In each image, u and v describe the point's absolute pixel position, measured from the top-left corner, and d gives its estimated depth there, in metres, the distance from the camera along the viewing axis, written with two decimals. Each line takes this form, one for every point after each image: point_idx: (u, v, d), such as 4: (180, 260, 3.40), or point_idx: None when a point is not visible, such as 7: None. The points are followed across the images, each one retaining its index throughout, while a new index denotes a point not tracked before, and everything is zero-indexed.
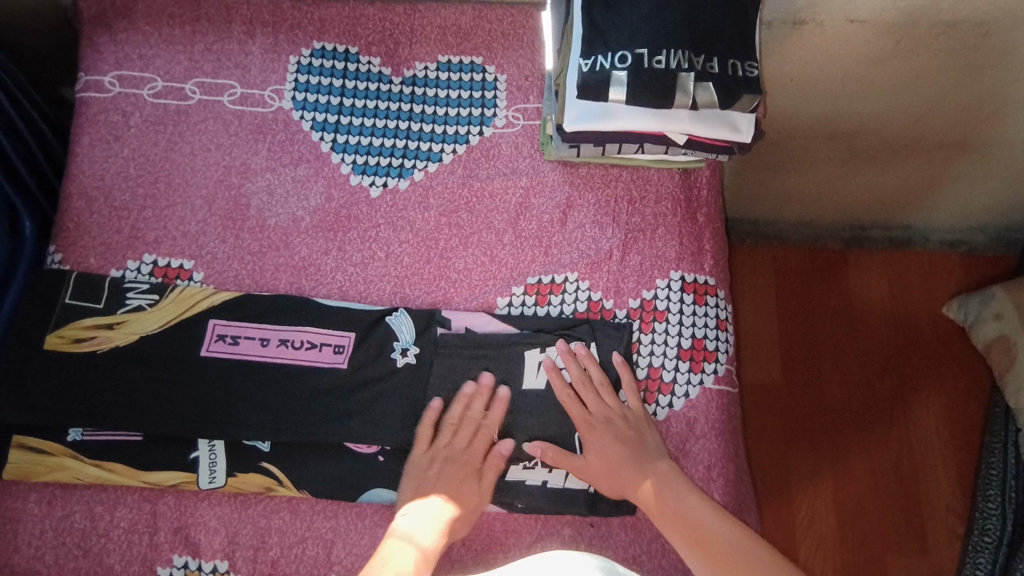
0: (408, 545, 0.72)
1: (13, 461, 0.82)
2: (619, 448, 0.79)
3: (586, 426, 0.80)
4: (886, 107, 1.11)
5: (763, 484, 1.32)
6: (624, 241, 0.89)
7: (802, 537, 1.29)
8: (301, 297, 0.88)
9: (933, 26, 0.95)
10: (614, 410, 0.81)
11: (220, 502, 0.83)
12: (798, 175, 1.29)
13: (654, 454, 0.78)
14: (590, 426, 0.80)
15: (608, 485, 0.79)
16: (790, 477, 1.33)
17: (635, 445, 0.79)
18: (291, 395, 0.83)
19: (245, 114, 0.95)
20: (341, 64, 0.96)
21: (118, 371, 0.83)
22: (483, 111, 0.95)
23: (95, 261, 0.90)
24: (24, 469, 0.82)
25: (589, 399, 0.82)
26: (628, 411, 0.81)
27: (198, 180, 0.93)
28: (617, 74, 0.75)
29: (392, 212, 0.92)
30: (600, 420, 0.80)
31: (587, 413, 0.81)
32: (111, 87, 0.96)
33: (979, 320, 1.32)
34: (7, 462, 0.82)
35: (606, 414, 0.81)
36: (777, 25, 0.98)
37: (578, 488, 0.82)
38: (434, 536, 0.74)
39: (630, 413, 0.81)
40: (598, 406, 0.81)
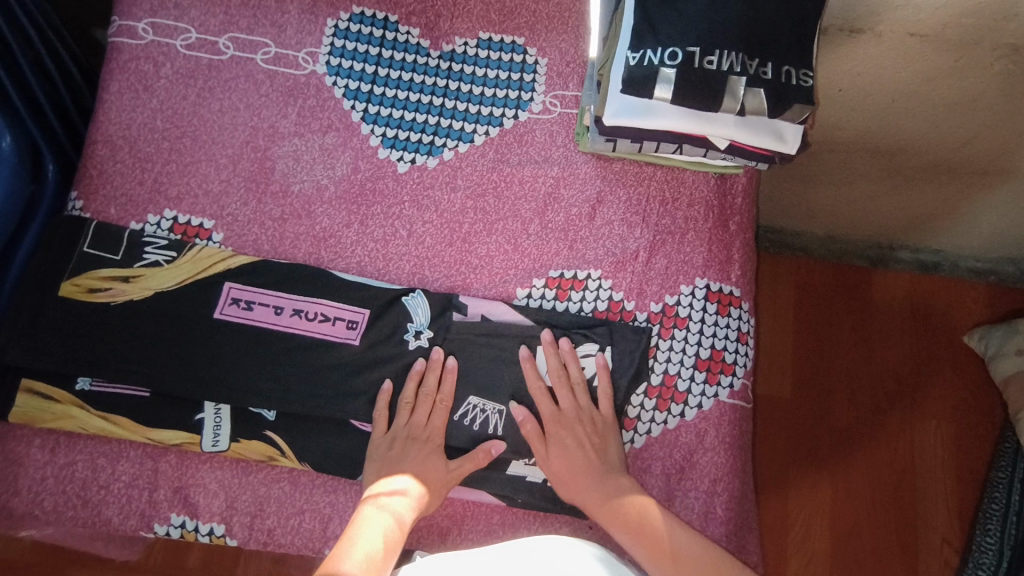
0: (384, 516, 0.73)
1: (20, 405, 0.82)
2: (580, 451, 0.78)
3: (552, 424, 0.80)
4: (934, 128, 1.07)
5: (761, 497, 1.31)
6: (652, 242, 0.87)
7: (794, 552, 1.28)
8: (318, 268, 0.87)
9: (996, 48, 0.91)
10: (583, 411, 0.81)
11: (221, 466, 0.83)
12: (833, 188, 1.26)
13: (615, 467, 0.78)
14: (557, 422, 0.80)
15: (567, 489, 0.79)
16: (789, 492, 1.32)
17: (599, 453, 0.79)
18: (300, 367, 0.82)
19: (277, 75, 0.93)
20: (379, 32, 0.94)
21: (130, 326, 0.83)
22: (520, 94, 0.92)
23: (116, 212, 0.89)
24: (30, 414, 0.82)
25: (561, 396, 0.81)
26: (597, 416, 0.81)
27: (225, 139, 0.91)
28: (665, 71, 0.72)
29: (418, 190, 0.90)
30: (568, 420, 0.80)
31: (558, 410, 0.81)
32: (144, 35, 0.93)
33: (1000, 354, 1.29)
34: (14, 405, 0.82)
35: (574, 414, 0.80)
36: (832, 32, 0.94)
37: None
38: (408, 508, 0.74)
39: (599, 418, 0.80)
40: (569, 403, 0.81)
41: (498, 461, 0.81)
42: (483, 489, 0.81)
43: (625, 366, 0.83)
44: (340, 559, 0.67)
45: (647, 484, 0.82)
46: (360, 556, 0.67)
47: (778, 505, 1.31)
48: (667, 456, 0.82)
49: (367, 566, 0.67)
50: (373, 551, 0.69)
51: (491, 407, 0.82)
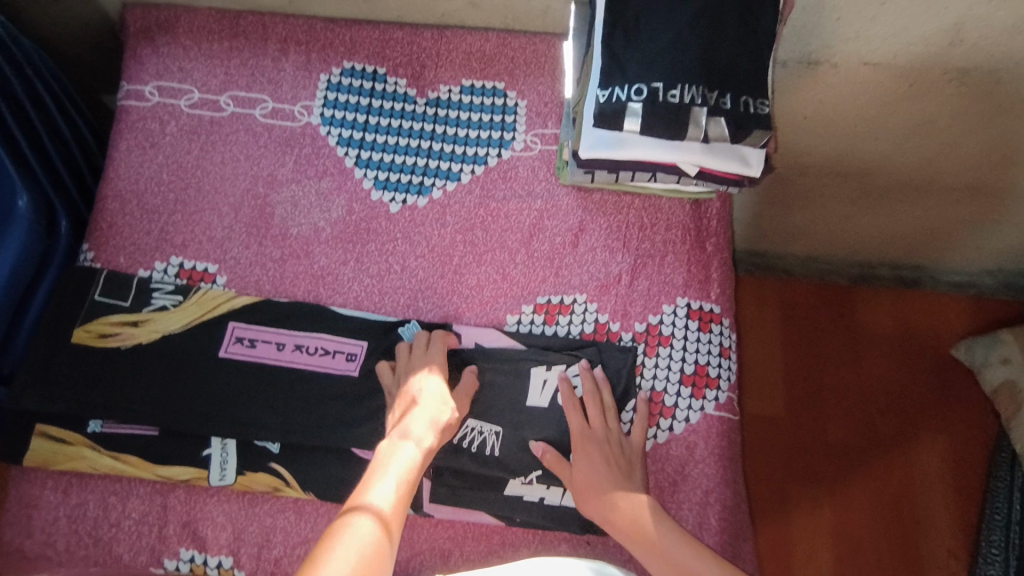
0: (410, 441, 0.75)
1: (34, 448, 0.85)
2: (606, 467, 0.80)
3: (579, 440, 0.82)
4: (897, 149, 1.13)
5: (755, 513, 1.33)
6: (633, 266, 0.92)
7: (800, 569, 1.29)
8: (318, 305, 0.91)
9: (946, 72, 0.97)
10: (613, 435, 0.83)
11: (227, 499, 0.85)
12: (810, 211, 1.32)
13: (636, 485, 0.80)
14: (583, 440, 0.82)
15: (581, 499, 0.80)
16: (789, 509, 1.33)
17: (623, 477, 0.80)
18: (303, 399, 0.86)
19: (275, 128, 1.00)
20: (369, 84, 1.01)
21: (139, 367, 0.87)
22: (503, 134, 0.99)
23: (125, 260, 0.94)
24: (44, 457, 0.85)
25: (593, 416, 0.84)
26: (626, 442, 0.83)
27: (227, 188, 0.97)
28: (632, 105, 0.78)
29: (410, 227, 0.95)
30: (596, 437, 0.82)
31: (588, 429, 0.83)
32: (151, 97, 1.00)
33: (987, 364, 1.32)
34: (29, 449, 0.85)
35: (603, 434, 0.82)
36: (791, 65, 1.01)
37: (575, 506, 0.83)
38: (431, 430, 0.77)
39: (626, 445, 0.83)
40: (599, 425, 0.83)
41: (496, 482, 0.84)
42: (482, 508, 0.83)
43: (613, 382, 0.87)
44: (370, 491, 0.71)
45: None
46: (388, 488, 0.71)
47: (779, 521, 1.32)
48: (660, 469, 0.85)
49: (394, 496, 0.71)
50: (400, 480, 0.72)
51: (489, 429, 0.85)
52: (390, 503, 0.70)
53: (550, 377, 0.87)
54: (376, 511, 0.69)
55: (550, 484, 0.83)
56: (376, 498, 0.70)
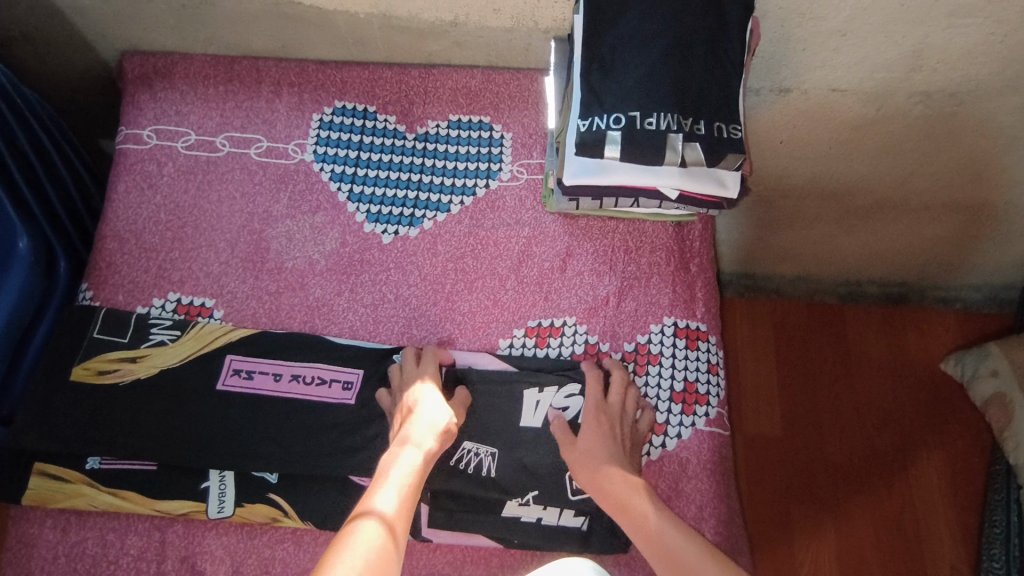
0: (411, 448, 0.76)
1: (33, 487, 0.85)
2: (617, 441, 0.82)
3: (596, 409, 0.84)
4: (872, 170, 1.17)
5: (757, 534, 1.32)
6: (620, 288, 0.95)
7: None
8: (314, 335, 0.93)
9: (910, 95, 1.02)
10: (626, 414, 0.86)
11: (226, 532, 0.86)
12: (792, 232, 1.36)
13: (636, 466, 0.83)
14: (600, 411, 0.84)
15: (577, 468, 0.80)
16: (792, 530, 1.33)
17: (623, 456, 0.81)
18: (299, 429, 0.87)
19: (269, 166, 1.03)
20: (360, 121, 1.05)
21: (138, 401, 0.88)
22: (490, 165, 1.03)
23: (124, 298, 0.96)
24: (43, 495, 0.85)
25: (613, 393, 0.86)
26: (634, 425, 0.86)
27: (223, 225, 1.00)
28: (612, 133, 0.82)
29: (402, 257, 0.98)
30: (612, 412, 0.85)
31: (606, 402, 0.85)
32: (149, 140, 1.04)
33: (976, 376, 1.34)
34: (28, 488, 0.85)
35: (619, 410, 0.85)
36: (764, 92, 1.06)
37: (572, 525, 0.84)
38: (430, 437, 0.78)
39: (635, 428, 0.86)
40: (617, 401, 0.86)
41: (493, 505, 0.85)
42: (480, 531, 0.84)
43: None
44: (374, 498, 0.71)
45: None
46: (391, 494, 0.72)
47: (782, 542, 1.32)
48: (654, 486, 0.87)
49: (398, 502, 0.71)
50: (402, 486, 0.73)
51: (485, 451, 0.85)
52: (394, 509, 0.70)
53: (543, 398, 0.88)
54: (381, 517, 0.69)
55: (547, 505, 0.84)
56: (380, 505, 0.70)
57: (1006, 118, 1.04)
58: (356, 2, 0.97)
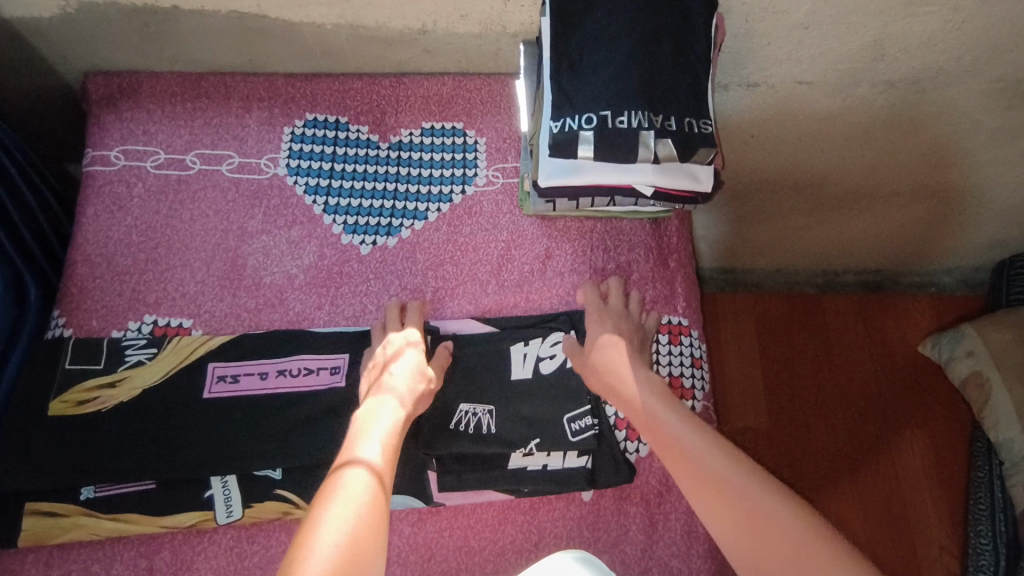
0: (389, 403, 0.76)
1: (26, 528, 0.82)
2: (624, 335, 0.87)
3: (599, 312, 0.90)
4: (843, 159, 1.19)
5: None
6: (601, 287, 0.96)
7: None
8: (293, 331, 0.93)
9: (874, 84, 1.04)
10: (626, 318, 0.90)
11: (215, 555, 0.84)
12: (768, 225, 1.38)
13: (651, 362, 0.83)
14: (603, 313, 0.90)
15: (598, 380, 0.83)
16: None
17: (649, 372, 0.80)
18: (285, 444, 0.85)
19: (242, 182, 1.02)
20: (332, 133, 1.04)
21: (117, 427, 0.86)
22: (465, 171, 1.03)
23: (97, 323, 0.94)
24: (37, 533, 0.82)
25: (613, 299, 0.92)
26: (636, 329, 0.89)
27: (197, 244, 0.98)
28: (584, 133, 0.82)
29: (381, 267, 0.97)
30: (612, 313, 0.90)
31: (605, 307, 0.91)
32: (116, 161, 1.02)
33: (953, 358, 1.36)
34: (20, 529, 0.82)
35: (618, 311, 0.90)
36: (733, 87, 1.07)
37: (577, 466, 0.86)
38: (404, 396, 0.78)
39: (637, 331, 0.89)
40: (616, 304, 0.91)
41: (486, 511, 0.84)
42: (472, 538, 0.84)
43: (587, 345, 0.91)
44: (358, 448, 0.69)
45: (629, 513, 0.85)
46: (376, 443, 0.70)
47: None
48: (645, 482, 0.87)
49: (384, 451, 0.69)
50: (386, 436, 0.71)
51: (482, 409, 0.86)
52: (381, 458, 0.68)
53: (530, 351, 0.91)
54: (369, 462, 0.67)
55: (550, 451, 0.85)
56: (367, 452, 0.68)
57: (966, 103, 1.06)
58: (323, 13, 0.97)
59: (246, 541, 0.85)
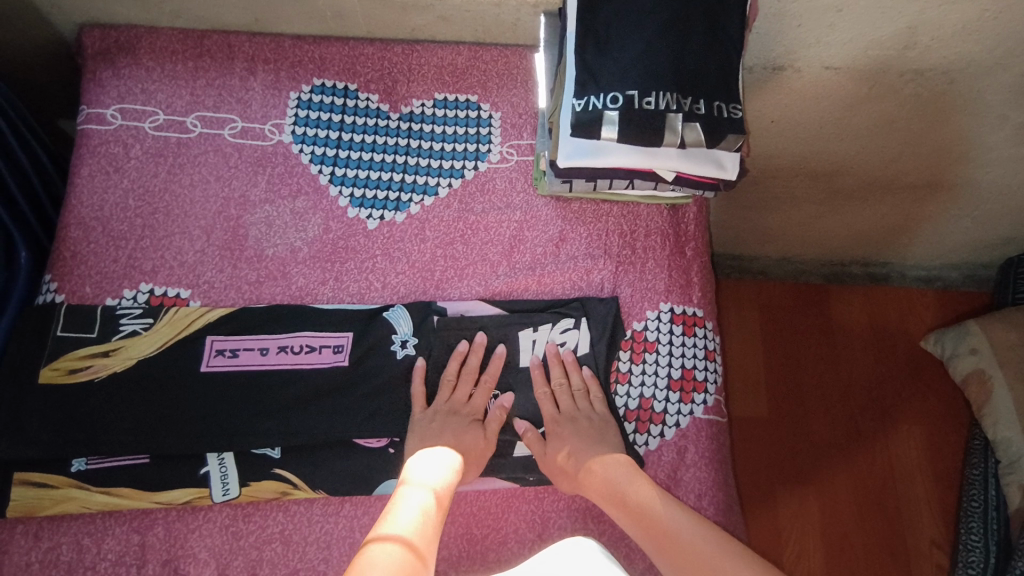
0: (424, 486, 0.75)
1: (15, 499, 0.80)
2: (579, 439, 0.81)
3: (551, 423, 0.84)
4: (862, 150, 1.16)
5: (746, 495, 1.33)
6: (615, 273, 0.93)
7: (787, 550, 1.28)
8: (296, 306, 0.90)
9: (903, 73, 1.00)
10: (581, 411, 0.84)
11: (210, 534, 0.81)
12: (780, 213, 1.35)
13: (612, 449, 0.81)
14: (555, 422, 0.84)
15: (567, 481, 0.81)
16: (776, 493, 1.33)
17: (599, 440, 0.81)
18: (285, 423, 0.83)
19: (245, 148, 0.98)
20: (341, 100, 1.00)
21: (111, 398, 0.83)
22: (478, 146, 0.99)
23: (91, 290, 0.90)
24: (28, 505, 0.80)
25: (561, 400, 0.85)
26: (594, 414, 0.84)
27: (197, 211, 0.94)
28: (608, 113, 0.79)
29: (389, 243, 0.94)
30: (565, 419, 0.83)
31: (558, 412, 0.84)
32: (113, 120, 0.97)
33: (955, 355, 1.33)
34: (9, 500, 0.80)
35: (572, 411, 0.84)
36: (758, 70, 1.03)
37: None
38: (442, 475, 0.77)
39: (596, 416, 0.84)
40: (568, 404, 0.84)
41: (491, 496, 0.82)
42: (475, 525, 0.82)
43: (599, 331, 0.88)
44: (390, 526, 0.69)
45: None
46: (410, 518, 0.70)
47: (767, 505, 1.32)
48: (652, 475, 0.85)
49: (420, 526, 0.70)
50: (421, 512, 0.71)
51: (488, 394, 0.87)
52: (416, 532, 0.69)
53: (539, 337, 0.89)
54: (402, 540, 0.67)
55: None
56: (399, 527, 0.69)
57: (995, 97, 1.03)
58: None
59: (242, 520, 0.82)
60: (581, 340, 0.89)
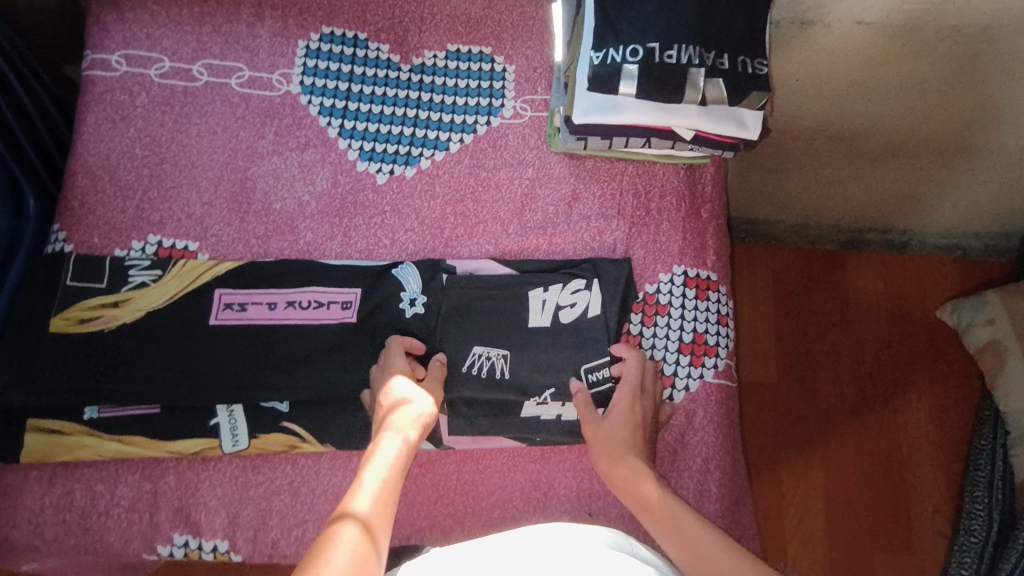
0: (391, 442, 0.71)
1: (29, 444, 0.81)
2: (644, 425, 0.79)
3: (631, 392, 0.80)
4: (889, 111, 1.11)
5: (752, 460, 1.33)
6: (628, 235, 0.91)
7: (789, 516, 1.29)
8: (304, 261, 0.89)
9: (939, 30, 0.95)
10: (653, 408, 0.82)
11: (220, 483, 0.83)
12: (799, 177, 1.31)
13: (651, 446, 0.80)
14: (635, 396, 0.80)
15: (596, 447, 0.78)
16: (780, 460, 1.33)
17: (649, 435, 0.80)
18: (292, 377, 0.83)
19: (253, 98, 0.95)
20: (350, 49, 0.97)
21: (120, 349, 0.83)
22: (491, 100, 0.96)
23: (99, 241, 0.89)
24: (41, 451, 0.81)
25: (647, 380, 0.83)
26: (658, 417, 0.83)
27: (204, 162, 0.93)
28: (627, 67, 0.76)
29: (398, 199, 0.92)
30: (644, 402, 0.81)
31: (641, 388, 0.82)
32: (118, 66, 0.95)
33: (971, 325, 1.31)
34: (24, 445, 0.81)
35: (651, 398, 0.82)
36: (785, 24, 0.99)
37: None
38: (409, 428, 0.73)
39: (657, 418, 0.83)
40: (650, 389, 0.82)
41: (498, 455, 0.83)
42: (480, 483, 0.83)
43: (613, 290, 0.87)
44: (355, 494, 0.66)
45: None
46: (376, 481, 0.67)
47: (772, 472, 1.33)
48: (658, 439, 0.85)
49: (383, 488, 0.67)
50: (383, 475, 0.68)
51: (496, 354, 0.84)
52: (382, 498, 0.66)
53: (549, 297, 0.87)
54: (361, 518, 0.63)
55: (564, 402, 0.83)
56: (365, 493, 0.66)
57: None
58: None
59: (251, 471, 0.83)
60: (592, 302, 0.86)
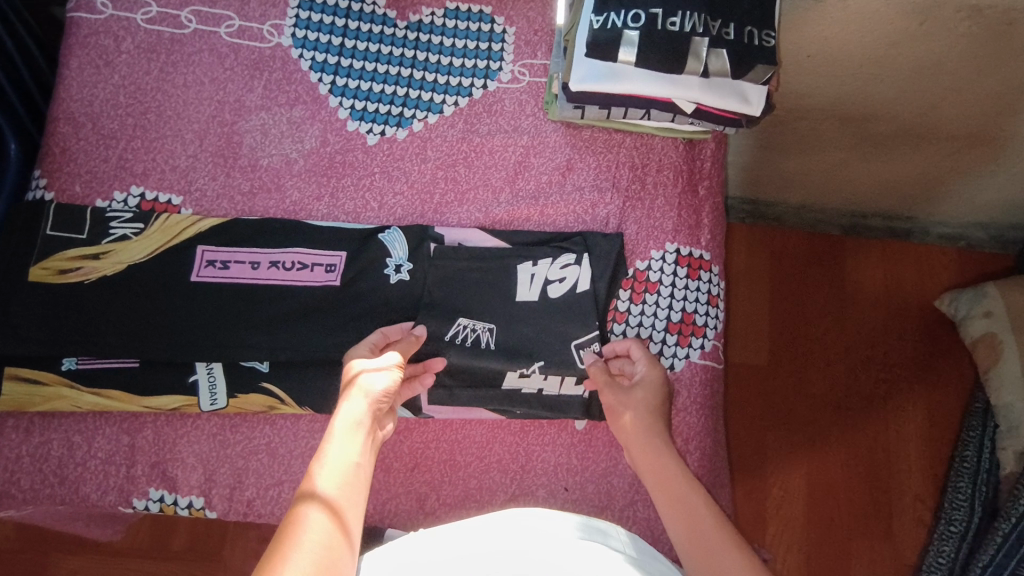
0: (355, 411, 0.71)
1: (7, 393, 0.81)
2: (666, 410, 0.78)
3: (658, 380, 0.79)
4: (903, 94, 1.08)
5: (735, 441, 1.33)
6: (622, 209, 0.89)
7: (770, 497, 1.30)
8: (289, 220, 0.87)
9: (959, 9, 0.91)
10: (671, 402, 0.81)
11: (197, 440, 0.82)
12: (804, 158, 1.28)
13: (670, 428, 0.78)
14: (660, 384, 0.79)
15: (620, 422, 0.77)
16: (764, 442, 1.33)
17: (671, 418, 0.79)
18: (272, 338, 0.82)
19: (242, 48, 0.92)
20: (345, 3, 0.93)
21: (99, 301, 0.82)
22: (488, 63, 0.93)
23: (80, 190, 0.87)
24: (18, 401, 0.81)
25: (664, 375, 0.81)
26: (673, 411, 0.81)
27: (190, 113, 0.90)
28: (628, 33, 0.74)
29: (388, 161, 0.90)
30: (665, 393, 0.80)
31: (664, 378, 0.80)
32: (103, 9, 0.92)
33: (968, 317, 1.29)
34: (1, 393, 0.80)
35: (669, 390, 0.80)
36: None
37: (573, 396, 0.83)
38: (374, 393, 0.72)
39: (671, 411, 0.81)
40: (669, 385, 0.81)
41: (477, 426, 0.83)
42: (459, 453, 0.83)
43: (602, 265, 0.85)
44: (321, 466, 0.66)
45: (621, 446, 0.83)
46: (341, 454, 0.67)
47: (755, 454, 1.33)
48: None
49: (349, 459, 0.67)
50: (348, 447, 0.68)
51: (481, 326, 0.83)
52: (346, 469, 0.66)
53: (538, 271, 0.85)
54: (326, 499, 0.63)
55: (548, 375, 0.82)
56: (331, 464, 0.66)
57: None
58: None
59: (229, 430, 0.83)
60: (581, 276, 0.85)
